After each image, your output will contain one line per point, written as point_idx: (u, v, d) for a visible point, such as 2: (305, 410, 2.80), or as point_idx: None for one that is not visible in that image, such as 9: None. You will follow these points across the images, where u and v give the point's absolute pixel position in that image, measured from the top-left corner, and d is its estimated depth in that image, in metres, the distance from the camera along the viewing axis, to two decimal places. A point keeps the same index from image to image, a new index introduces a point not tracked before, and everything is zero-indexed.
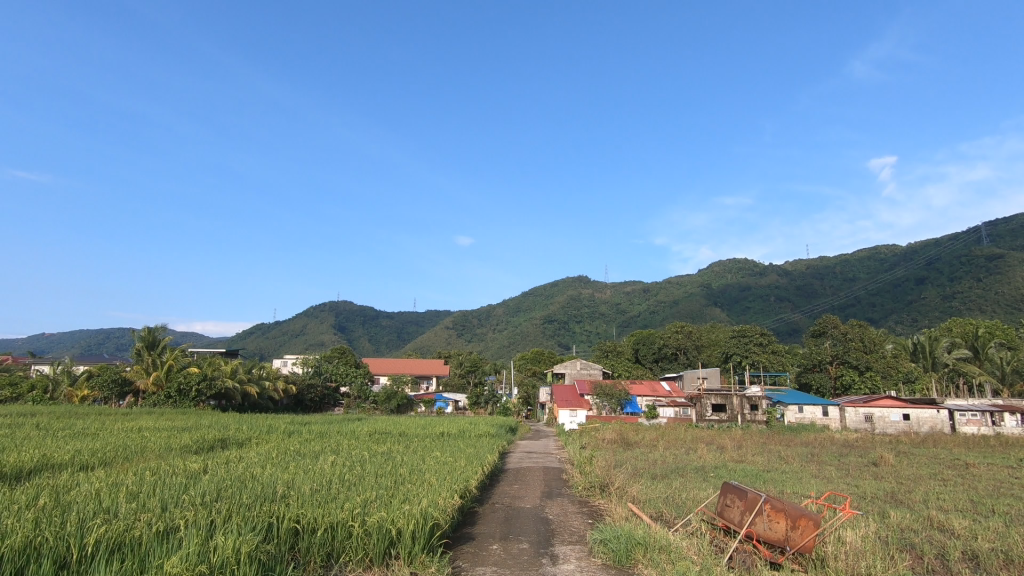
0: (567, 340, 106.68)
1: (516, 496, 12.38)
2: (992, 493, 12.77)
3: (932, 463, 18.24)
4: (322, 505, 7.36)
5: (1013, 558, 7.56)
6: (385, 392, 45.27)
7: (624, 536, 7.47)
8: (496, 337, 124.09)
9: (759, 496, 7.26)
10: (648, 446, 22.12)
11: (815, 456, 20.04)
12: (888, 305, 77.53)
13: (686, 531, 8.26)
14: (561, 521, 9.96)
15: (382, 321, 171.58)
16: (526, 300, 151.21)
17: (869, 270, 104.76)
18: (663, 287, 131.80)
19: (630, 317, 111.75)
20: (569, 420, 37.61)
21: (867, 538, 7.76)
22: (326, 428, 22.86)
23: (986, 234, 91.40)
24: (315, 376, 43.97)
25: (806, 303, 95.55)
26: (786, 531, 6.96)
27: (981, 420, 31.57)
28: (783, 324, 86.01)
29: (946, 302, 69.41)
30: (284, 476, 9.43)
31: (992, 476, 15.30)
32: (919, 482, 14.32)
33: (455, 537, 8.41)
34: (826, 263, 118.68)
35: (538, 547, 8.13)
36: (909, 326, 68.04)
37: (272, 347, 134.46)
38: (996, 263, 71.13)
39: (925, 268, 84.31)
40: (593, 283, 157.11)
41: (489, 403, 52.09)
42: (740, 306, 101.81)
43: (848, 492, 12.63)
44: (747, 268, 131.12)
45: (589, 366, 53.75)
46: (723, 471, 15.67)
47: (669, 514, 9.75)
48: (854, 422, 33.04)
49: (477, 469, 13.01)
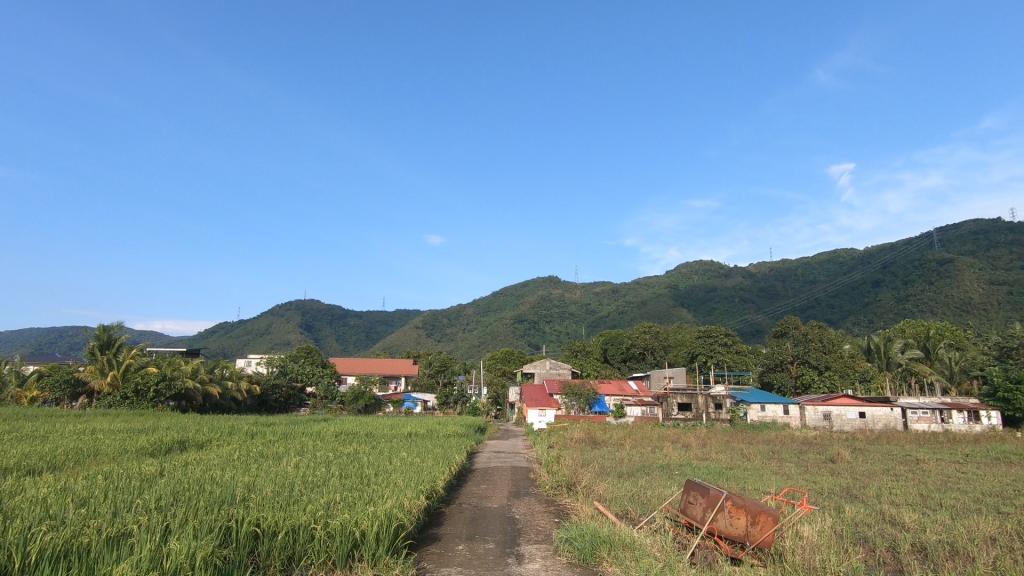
0: (537, 340, 107.17)
1: (482, 496, 12.34)
2: (940, 488, 13.37)
3: (884, 459, 19.00)
4: (283, 508, 7.21)
5: (958, 549, 7.91)
6: (352, 392, 44.67)
7: (589, 533, 7.56)
8: (466, 337, 123.83)
9: (721, 493, 7.41)
10: (615, 445, 22.44)
11: (776, 453, 20.62)
12: (846, 307, 80.35)
13: (651, 528, 8.37)
14: (527, 520, 10.00)
15: (351, 321, 169.15)
16: (496, 300, 151.35)
17: (828, 273, 108.52)
18: (632, 288, 133.27)
19: (600, 317, 112.99)
20: (537, 419, 37.85)
21: (822, 532, 8.02)
22: (291, 429, 22.49)
23: (938, 239, 95.64)
24: (280, 376, 43.05)
25: (768, 305, 98.30)
26: (746, 527, 7.15)
27: (931, 418, 32.82)
28: (747, 325, 88.24)
29: (900, 304, 72.29)
30: (245, 479, 9.23)
31: (941, 471, 15.99)
32: (872, 478, 14.83)
33: (420, 539, 8.35)
34: (788, 266, 122.35)
35: (504, 547, 8.13)
36: (866, 327, 70.64)
37: (235, 346, 131.10)
38: (946, 267, 74.45)
39: (880, 272, 87.44)
40: (563, 283, 158.12)
41: (458, 403, 52.03)
42: (706, 307, 103.79)
43: (806, 487, 13.03)
44: (713, 270, 133.68)
45: (559, 366, 54.11)
46: (687, 469, 15.98)
47: (635, 512, 9.87)
48: (813, 420, 34.10)
49: (443, 469, 12.94)
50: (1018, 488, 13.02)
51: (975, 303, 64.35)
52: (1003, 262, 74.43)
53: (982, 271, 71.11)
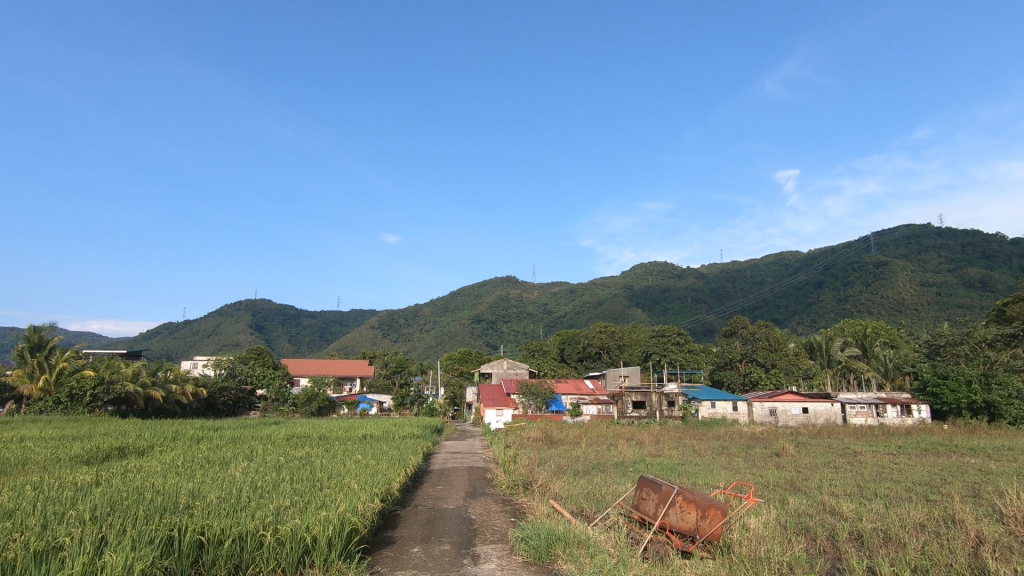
0: (495, 340, 107.12)
1: (439, 498, 12.22)
2: (876, 478, 14.13)
3: (825, 452, 19.92)
4: (230, 515, 6.96)
5: (891, 536, 8.37)
6: (305, 394, 43.52)
7: (545, 532, 7.60)
8: (424, 337, 122.72)
9: (672, 488, 7.59)
10: (572, 444, 22.72)
11: (725, 448, 21.30)
12: (791, 308, 83.88)
13: (606, 525, 8.51)
14: (483, 520, 10.00)
15: (304, 321, 164.97)
16: (453, 300, 150.61)
17: (775, 275, 113.10)
18: (588, 288, 135.03)
19: (557, 317, 114.04)
20: (495, 419, 37.89)
21: (767, 524, 8.35)
22: (241, 433, 21.77)
23: (874, 242, 101.09)
24: (228, 379, 41.61)
25: (719, 305, 101.56)
26: (696, 521, 7.36)
27: (868, 412, 34.69)
28: (699, 325, 90.88)
29: (840, 304, 75.94)
30: (189, 485, 8.86)
31: (876, 462, 16.90)
32: (815, 470, 15.51)
33: (375, 543, 8.19)
34: (737, 267, 126.76)
35: (460, 547, 8.10)
36: (809, 326, 73.88)
37: (180, 348, 125.63)
38: (881, 270, 78.75)
39: (823, 274, 91.56)
40: (521, 283, 158.72)
41: (415, 404, 51.60)
42: (660, 307, 106.28)
43: (752, 481, 13.53)
44: (667, 271, 136.97)
45: (516, 366, 54.32)
46: (641, 466, 16.32)
47: (590, 509, 10.02)
48: (760, 415, 35.48)
49: (399, 471, 12.77)
50: (944, 477, 13.89)
51: (908, 303, 68.23)
52: (932, 265, 79.38)
53: (914, 274, 75.45)
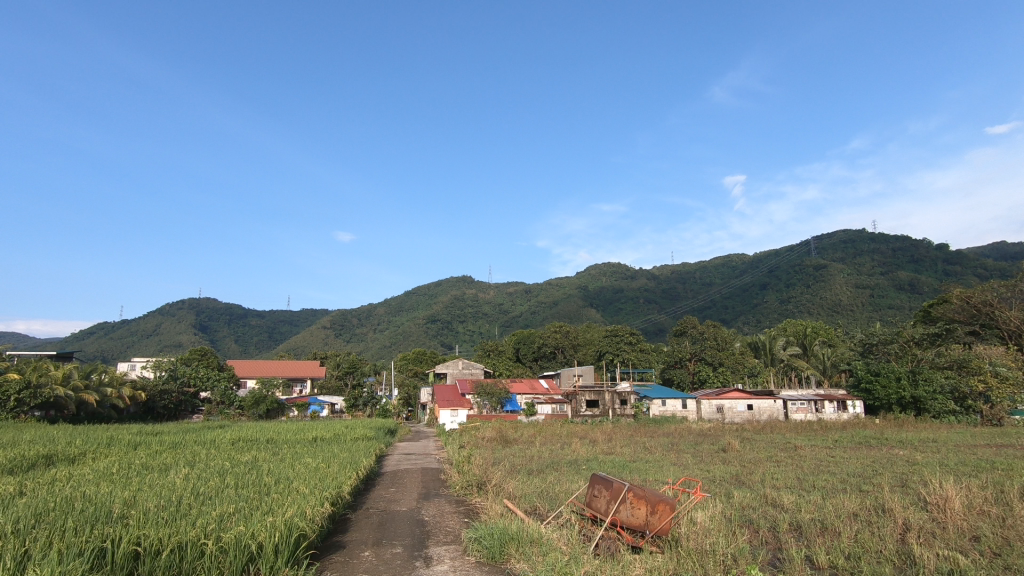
0: (450, 340, 106.50)
1: (391, 500, 12.06)
2: (814, 470, 14.83)
3: (769, 447, 20.76)
4: (169, 523, 6.66)
5: (827, 526, 8.81)
6: (253, 396, 42.11)
7: (498, 531, 7.60)
8: (377, 337, 120.78)
9: (623, 485, 7.70)
10: (526, 443, 22.86)
11: (674, 445, 21.87)
12: (738, 308, 87.06)
13: (558, 523, 8.59)
14: (436, 522, 9.93)
15: (252, 321, 159.53)
16: (408, 300, 148.95)
17: (723, 277, 117.19)
18: (543, 288, 136.01)
19: (512, 317, 114.48)
20: (449, 420, 37.74)
21: (713, 517, 8.64)
22: (182, 438, 20.86)
23: (815, 246, 106.12)
24: (169, 381, 39.83)
25: (670, 305, 104.38)
26: (646, 516, 7.51)
27: (807, 408, 36.27)
28: (650, 325, 93.09)
29: (783, 305, 79.28)
30: (124, 494, 8.43)
31: (815, 456, 17.75)
32: (758, 465, 16.12)
33: (324, 548, 8.00)
34: (688, 269, 130.62)
35: (412, 550, 8.01)
36: (755, 326, 76.79)
37: (117, 349, 119.23)
38: (821, 273, 82.78)
39: (767, 276, 95.30)
40: (477, 283, 158.42)
41: (368, 405, 50.80)
42: (613, 307, 108.29)
43: (700, 476, 13.96)
44: (620, 272, 139.52)
45: (471, 366, 54.17)
46: (593, 464, 16.58)
47: (543, 507, 10.09)
48: (708, 413, 36.74)
49: (350, 474, 12.52)
50: (876, 469, 14.70)
51: (845, 304, 71.91)
52: (867, 268, 84.01)
53: (850, 276, 79.55)
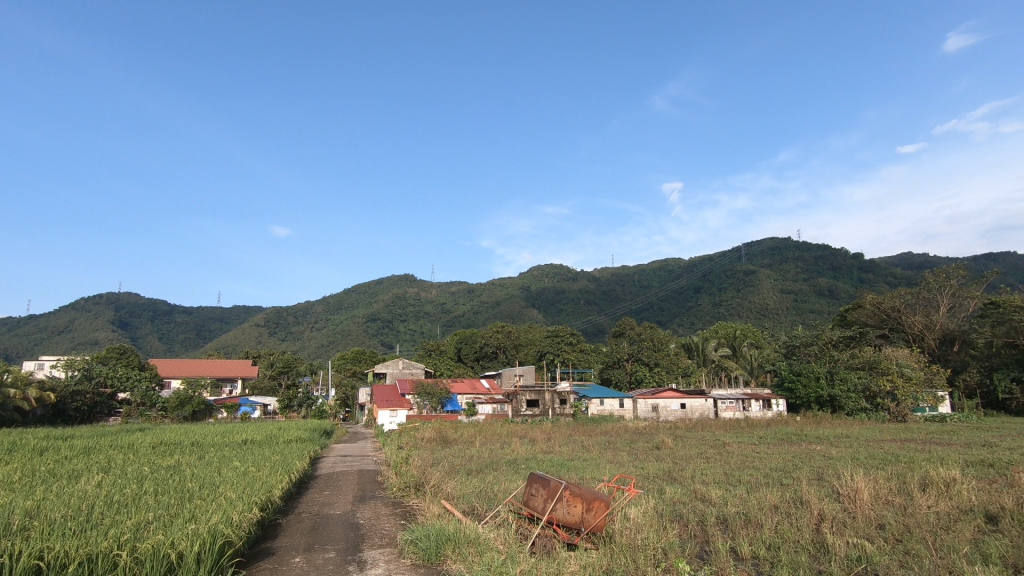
0: (390, 339, 104.65)
1: (325, 504, 11.68)
2: (741, 466, 15.59)
3: (699, 444, 21.66)
4: (77, 535, 6.20)
5: (750, 518, 9.29)
6: (177, 397, 39.79)
7: (434, 533, 7.54)
8: (314, 336, 117.02)
9: (559, 483, 7.81)
10: (466, 443, 22.78)
11: (611, 443, 22.39)
12: (673, 310, 90.31)
13: (495, 522, 8.63)
14: (372, 524, 9.74)
15: (177, 317, 150.71)
16: (348, 298, 145.18)
17: (660, 280, 121.26)
18: (486, 288, 135.83)
19: (454, 317, 113.83)
20: (388, 420, 37.13)
21: (646, 513, 8.94)
22: (96, 442, 19.40)
23: (745, 252, 111.60)
24: (82, 381, 37.02)
25: (609, 307, 106.95)
26: (581, 514, 7.67)
27: (735, 406, 38.03)
28: (590, 326, 94.99)
29: (715, 308, 82.82)
30: (24, 504, 7.76)
31: (741, 452, 18.66)
32: (689, 461, 16.75)
33: (251, 555, 7.66)
34: (627, 271, 134.30)
35: (346, 554, 7.81)
36: (689, 327, 79.78)
37: (22, 346, 109.53)
38: (750, 278, 87.15)
39: (701, 280, 99.27)
40: (419, 283, 156.25)
41: (303, 407, 49.12)
42: (555, 308, 109.75)
43: (634, 473, 14.35)
44: (562, 273, 141.43)
45: (411, 365, 53.39)
46: (532, 463, 16.73)
47: (481, 507, 10.09)
48: (643, 412, 37.88)
49: (281, 477, 12.05)
50: (795, 463, 15.61)
51: (771, 308, 76.00)
52: (791, 274, 89.22)
53: (776, 282, 84.08)
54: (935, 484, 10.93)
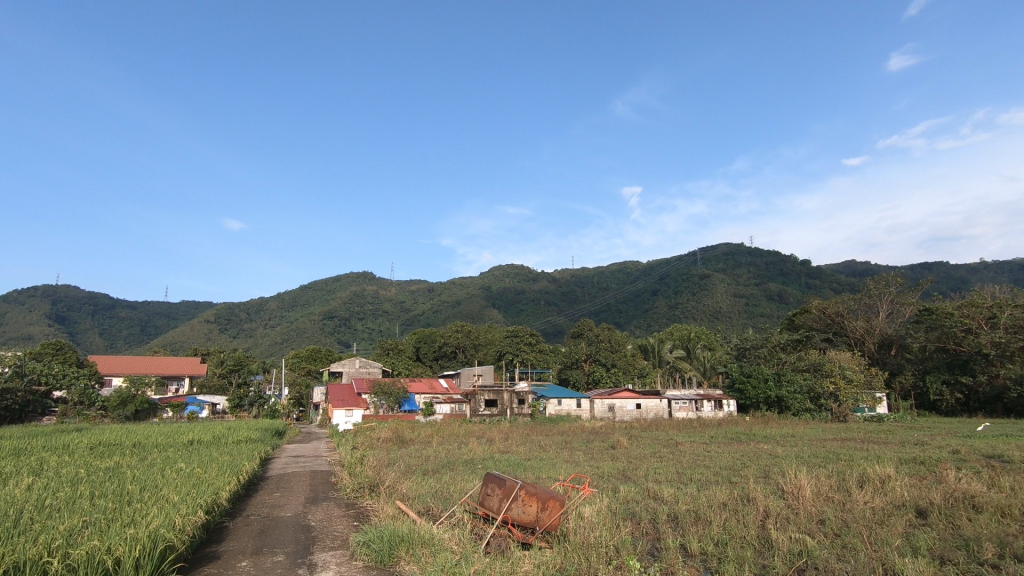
0: (347, 338, 102.81)
1: (275, 506, 11.37)
2: (693, 464, 16.02)
3: (653, 443, 22.13)
4: (2, 542, 5.83)
5: (700, 515, 9.56)
6: (119, 396, 38.00)
7: (387, 534, 7.44)
8: (268, 333, 113.82)
9: (515, 483, 7.83)
10: (423, 443, 22.59)
11: (568, 443, 22.63)
12: (631, 312, 91.99)
13: (451, 522, 8.60)
14: (324, 526, 9.53)
15: (121, 312, 143.84)
16: (304, 294, 141.86)
17: (618, 283, 123.32)
18: (446, 288, 135.01)
19: (414, 316, 112.82)
20: (343, 420, 36.50)
21: (600, 511, 9.06)
22: (29, 443, 18.30)
23: (701, 256, 114.77)
24: (14, 379, 34.90)
25: (569, 308, 108.13)
26: (537, 513, 7.71)
27: (689, 406, 38.97)
28: (550, 326, 95.74)
29: (671, 311, 84.85)
30: None
31: (693, 451, 19.17)
32: (643, 460, 17.11)
33: (194, 560, 7.37)
34: (586, 273, 136.09)
35: (295, 557, 7.62)
36: (645, 329, 81.46)
37: None
38: (705, 281, 89.65)
39: (658, 283, 101.48)
40: (378, 280, 153.98)
41: (254, 406, 47.69)
42: (515, 308, 110.15)
43: (590, 472, 14.55)
44: (523, 274, 142.06)
45: (369, 364, 52.58)
46: (489, 462, 16.74)
47: (437, 508, 10.02)
48: (600, 412, 38.48)
49: (229, 479, 11.65)
50: (744, 462, 16.13)
51: (724, 311, 78.41)
52: (743, 279, 92.33)
53: (729, 286, 86.79)
54: (871, 481, 11.51)
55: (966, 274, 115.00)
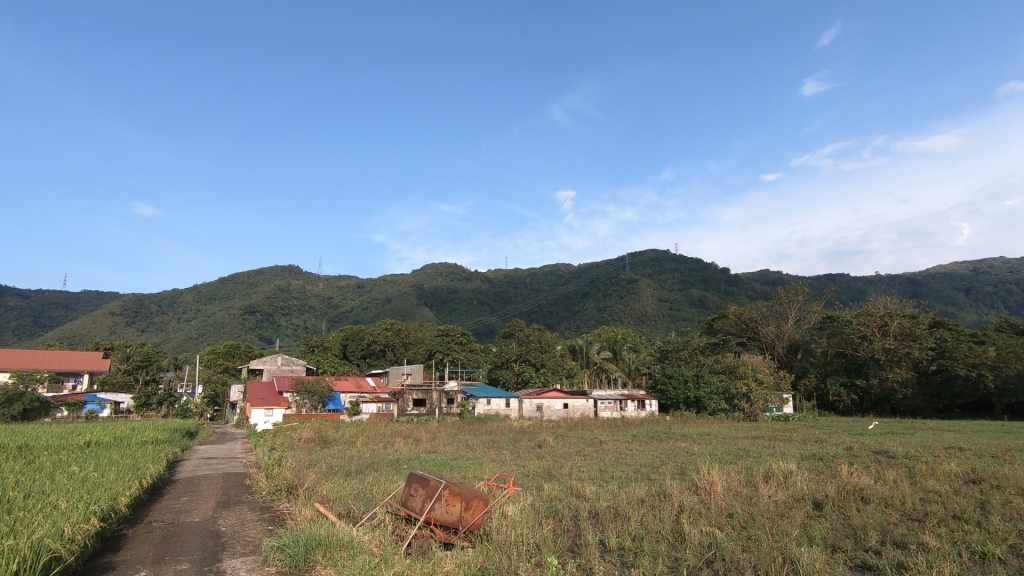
0: (270, 334, 98.26)
1: (182, 511, 10.66)
2: (615, 462, 16.52)
3: (578, 442, 22.64)
4: None
5: (619, 512, 9.87)
6: (4, 394, 34.44)
7: (303, 538, 7.16)
8: (181, 327, 106.79)
9: (439, 483, 7.74)
10: (346, 443, 21.95)
11: (495, 442, 22.71)
12: (561, 314, 93.65)
13: (371, 524, 8.41)
14: (235, 531, 9.05)
15: (8, 300, 129.99)
16: (223, 287, 134.24)
17: (550, 284, 125.41)
18: (377, 284, 131.97)
19: (342, 312, 109.53)
20: (262, 420, 35.44)
21: (523, 510, 9.16)
22: None
23: (629, 261, 118.72)
24: None
25: (501, 309, 108.62)
26: (460, 513, 7.69)
27: (613, 406, 40.15)
28: (481, 326, 95.75)
29: (600, 313, 87.15)
30: None
31: (615, 449, 19.76)
32: (568, 459, 17.46)
33: (85, 572, 6.79)
34: (520, 274, 137.38)
35: (201, 565, 7.21)
36: (575, 331, 83.19)
37: None
38: (632, 285, 92.74)
39: (588, 286, 103.96)
40: (305, 274, 148.19)
41: (164, 405, 44.67)
42: (447, 307, 109.33)
43: (516, 472, 14.68)
44: (456, 273, 141.28)
45: (292, 362, 50.48)
46: (415, 462, 16.52)
47: (358, 509, 9.79)
48: (528, 411, 38.89)
49: (129, 483, 10.81)
50: (662, 460, 16.79)
51: (649, 315, 81.50)
52: (668, 283, 96.33)
53: (655, 290, 90.29)
54: (776, 476, 12.34)
55: (864, 286, 125.62)
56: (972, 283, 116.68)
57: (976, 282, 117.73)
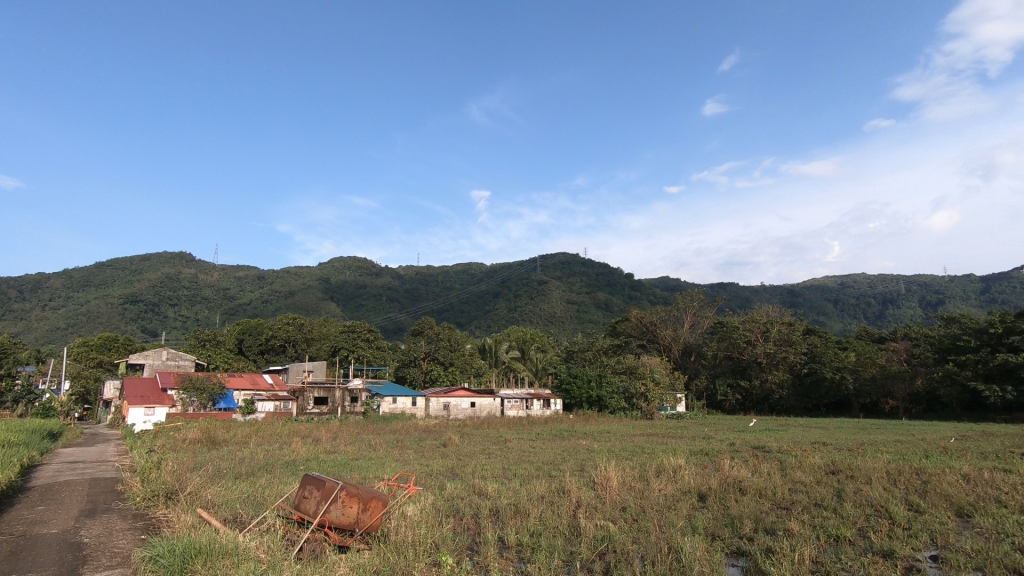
0: (154, 326, 90.19)
1: (35, 522, 9.50)
2: (517, 460, 16.77)
3: (482, 440, 22.75)
4: None
5: (518, 509, 10.01)
6: None
7: (180, 547, 6.60)
8: (47, 316, 95.24)
9: (335, 484, 7.47)
10: (238, 444, 20.59)
11: (399, 441, 22.28)
12: (472, 313, 93.77)
13: (261, 528, 7.95)
14: (100, 542, 8.20)
15: None
16: (101, 273, 121.43)
17: (462, 283, 125.29)
18: (279, 276, 125.20)
19: (239, 305, 102.82)
20: (141, 420, 32.23)
21: (423, 509, 9.05)
22: None
23: (540, 262, 121.22)
24: None
25: (411, 306, 106.93)
26: (357, 515, 7.46)
27: (520, 405, 40.35)
28: (390, 324, 93.65)
29: (510, 313, 88.21)
30: None
31: (519, 447, 20.07)
32: (472, 457, 17.51)
33: None
34: (432, 271, 136.02)
35: None
36: (485, 330, 83.65)
37: None
38: (542, 287, 94.78)
39: (500, 286, 105.09)
40: (198, 262, 137.44)
41: (21, 403, 39.64)
42: (354, 302, 105.92)
43: (418, 471, 14.50)
44: (366, 268, 137.35)
45: (179, 357, 46.64)
46: (312, 463, 15.84)
47: (246, 514, 9.22)
48: (435, 410, 38.54)
49: None
50: (563, 457, 17.27)
51: (557, 316, 83.72)
52: (576, 286, 99.45)
53: (564, 292, 92.92)
54: (666, 470, 13.12)
55: (750, 295, 136.89)
56: (839, 295, 130.78)
57: (842, 294, 132.08)
